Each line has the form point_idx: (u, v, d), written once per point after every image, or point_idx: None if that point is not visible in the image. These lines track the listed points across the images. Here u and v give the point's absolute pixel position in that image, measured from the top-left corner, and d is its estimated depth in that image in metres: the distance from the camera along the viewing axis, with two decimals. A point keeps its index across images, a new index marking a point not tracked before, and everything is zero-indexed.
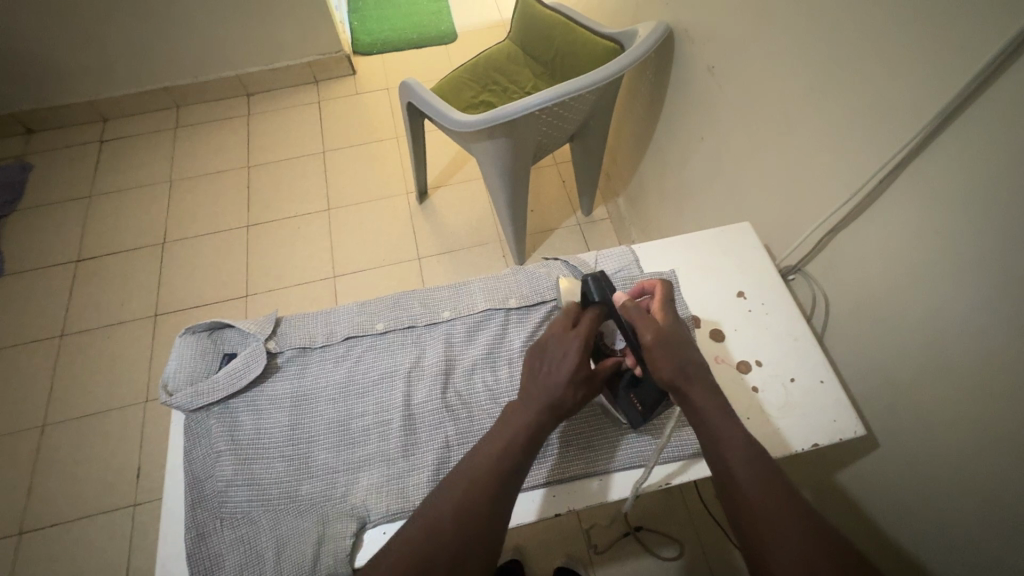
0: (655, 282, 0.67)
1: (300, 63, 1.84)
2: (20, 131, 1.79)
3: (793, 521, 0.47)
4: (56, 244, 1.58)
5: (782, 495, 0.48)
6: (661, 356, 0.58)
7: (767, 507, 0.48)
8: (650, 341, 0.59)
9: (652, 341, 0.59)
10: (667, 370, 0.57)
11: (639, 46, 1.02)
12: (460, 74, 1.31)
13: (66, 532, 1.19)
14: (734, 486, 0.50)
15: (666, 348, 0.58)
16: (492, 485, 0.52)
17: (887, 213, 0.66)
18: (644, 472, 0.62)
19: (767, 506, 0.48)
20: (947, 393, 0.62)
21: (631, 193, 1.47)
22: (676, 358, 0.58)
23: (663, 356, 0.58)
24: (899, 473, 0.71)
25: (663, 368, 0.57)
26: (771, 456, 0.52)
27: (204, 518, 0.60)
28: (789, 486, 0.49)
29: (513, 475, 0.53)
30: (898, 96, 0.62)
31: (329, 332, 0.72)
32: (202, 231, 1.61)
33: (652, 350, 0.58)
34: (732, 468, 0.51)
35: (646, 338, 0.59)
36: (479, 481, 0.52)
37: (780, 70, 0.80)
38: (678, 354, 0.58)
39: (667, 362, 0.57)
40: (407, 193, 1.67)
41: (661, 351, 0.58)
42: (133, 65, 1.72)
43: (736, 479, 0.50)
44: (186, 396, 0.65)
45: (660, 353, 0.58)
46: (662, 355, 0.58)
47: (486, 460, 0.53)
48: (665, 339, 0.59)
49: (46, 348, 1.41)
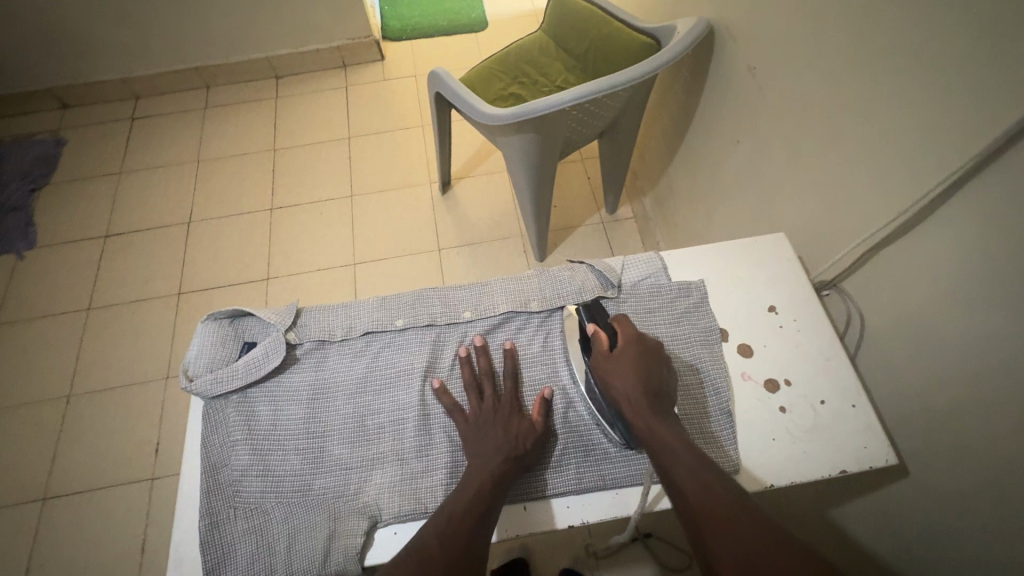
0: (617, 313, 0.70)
1: (329, 47, 1.83)
2: (56, 105, 1.82)
3: (740, 527, 0.48)
4: (86, 218, 1.61)
5: (720, 496, 0.50)
6: (617, 374, 0.61)
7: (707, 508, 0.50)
8: (605, 364, 0.63)
9: (605, 359, 0.63)
10: (618, 388, 0.60)
11: (678, 43, 0.99)
12: (490, 65, 1.29)
13: (86, 501, 1.22)
14: (683, 497, 0.52)
15: (617, 368, 0.62)
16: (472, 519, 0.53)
17: (939, 232, 0.62)
18: (643, 492, 0.61)
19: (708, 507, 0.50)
20: (990, 428, 0.58)
21: (658, 193, 1.44)
22: (625, 378, 0.61)
23: (617, 376, 0.61)
24: (925, 505, 0.68)
25: (615, 387, 0.61)
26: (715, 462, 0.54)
27: (218, 506, 0.60)
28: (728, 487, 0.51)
29: (491, 507, 0.55)
30: (964, 107, 0.57)
31: (348, 326, 0.71)
32: (227, 212, 1.62)
33: (604, 370, 0.63)
34: (686, 478, 0.52)
35: (601, 357, 0.64)
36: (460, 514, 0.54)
37: (830, 74, 0.76)
38: (629, 373, 0.61)
39: (621, 379, 0.61)
40: (430, 183, 1.65)
41: (615, 368, 0.62)
42: (167, 43, 1.73)
43: (678, 487, 0.52)
44: (205, 383, 0.65)
45: (613, 374, 0.62)
46: (615, 373, 0.62)
47: (466, 497, 0.55)
48: (618, 359, 0.63)
49: (75, 320, 1.45)
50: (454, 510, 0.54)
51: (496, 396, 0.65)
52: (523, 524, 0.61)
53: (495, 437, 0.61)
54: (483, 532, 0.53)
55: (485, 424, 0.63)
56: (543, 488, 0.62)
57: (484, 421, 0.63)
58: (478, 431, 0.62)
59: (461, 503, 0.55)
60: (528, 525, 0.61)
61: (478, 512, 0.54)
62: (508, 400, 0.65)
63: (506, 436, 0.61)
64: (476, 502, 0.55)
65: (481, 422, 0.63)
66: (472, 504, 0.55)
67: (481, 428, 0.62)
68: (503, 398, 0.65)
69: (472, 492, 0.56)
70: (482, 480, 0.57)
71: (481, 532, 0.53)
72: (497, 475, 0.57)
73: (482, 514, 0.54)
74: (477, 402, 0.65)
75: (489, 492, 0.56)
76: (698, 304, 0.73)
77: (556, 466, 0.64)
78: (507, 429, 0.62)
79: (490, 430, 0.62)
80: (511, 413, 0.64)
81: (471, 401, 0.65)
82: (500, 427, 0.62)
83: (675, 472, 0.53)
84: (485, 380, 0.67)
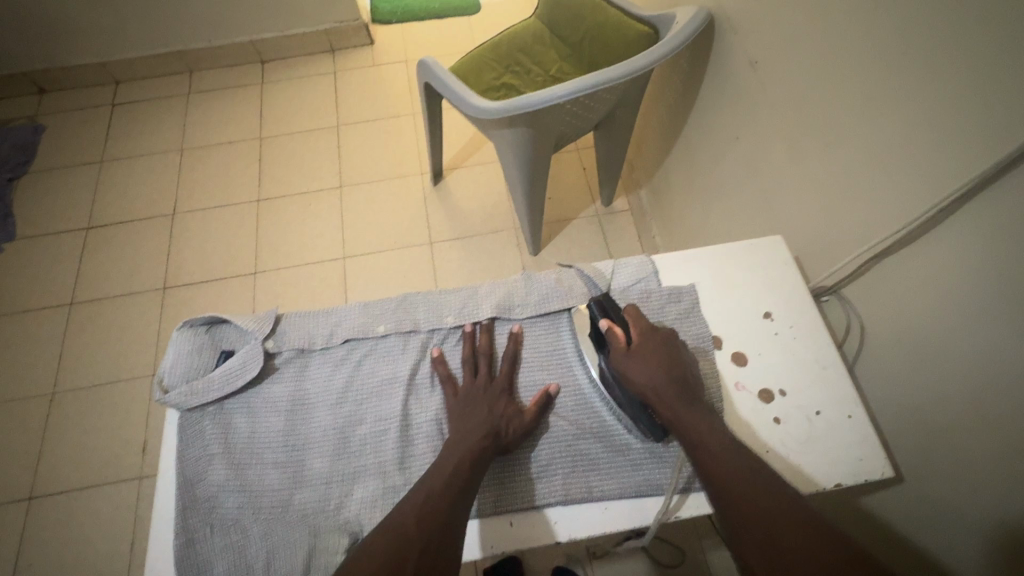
0: (627, 306, 0.67)
1: (316, 30, 1.77)
2: (33, 90, 1.76)
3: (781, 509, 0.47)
4: (66, 209, 1.56)
5: (758, 480, 0.49)
6: (636, 369, 0.60)
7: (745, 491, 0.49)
8: (626, 358, 0.61)
9: (622, 356, 0.62)
10: (641, 384, 0.59)
11: (677, 35, 0.95)
12: (482, 52, 1.23)
13: (73, 500, 1.21)
14: (715, 484, 0.51)
15: (638, 362, 0.61)
16: (449, 496, 0.53)
17: (947, 243, 0.60)
18: (667, 498, 0.59)
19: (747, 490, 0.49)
20: (986, 447, 0.56)
21: (655, 185, 1.41)
22: (648, 371, 0.60)
23: (639, 369, 0.60)
24: (911, 517, 0.67)
25: (637, 383, 0.60)
26: (748, 448, 0.53)
27: (194, 523, 0.58)
28: (764, 475, 0.50)
29: (468, 489, 0.54)
30: (978, 114, 0.54)
31: (329, 333, 0.69)
32: (212, 203, 1.58)
33: (625, 366, 0.61)
34: (718, 473, 0.51)
35: (619, 354, 0.62)
36: (435, 495, 0.53)
37: (834, 72, 0.72)
38: (651, 366, 0.60)
39: (641, 373, 0.60)
40: (422, 173, 1.61)
41: (635, 363, 0.61)
42: (147, 26, 1.67)
43: (715, 474, 0.51)
44: (180, 395, 0.63)
45: (634, 368, 0.60)
46: (637, 367, 0.60)
47: (442, 475, 0.54)
48: (637, 354, 0.61)
49: (57, 315, 1.42)
50: (434, 484, 0.54)
51: (486, 376, 0.65)
52: (508, 539, 0.59)
53: (484, 414, 0.61)
54: (460, 508, 0.53)
55: (465, 410, 0.62)
56: (524, 498, 0.60)
57: (467, 404, 0.62)
58: (462, 417, 0.61)
59: (441, 477, 0.54)
60: (515, 542, 0.59)
61: (458, 486, 0.54)
62: (501, 382, 0.65)
63: (489, 416, 0.60)
64: (454, 479, 0.54)
65: (472, 398, 0.63)
66: (452, 477, 0.54)
67: (470, 405, 0.62)
68: (497, 379, 0.65)
69: (452, 466, 0.55)
70: (464, 455, 0.56)
71: (459, 505, 0.53)
72: (476, 456, 0.57)
73: (463, 488, 0.54)
74: (461, 394, 0.64)
75: (470, 465, 0.56)
76: (690, 309, 0.71)
77: (535, 474, 0.62)
78: (494, 408, 0.61)
79: (479, 407, 0.62)
80: (502, 394, 0.64)
81: (465, 375, 0.66)
82: (489, 405, 0.62)
83: (705, 465, 0.52)
84: (482, 358, 0.67)
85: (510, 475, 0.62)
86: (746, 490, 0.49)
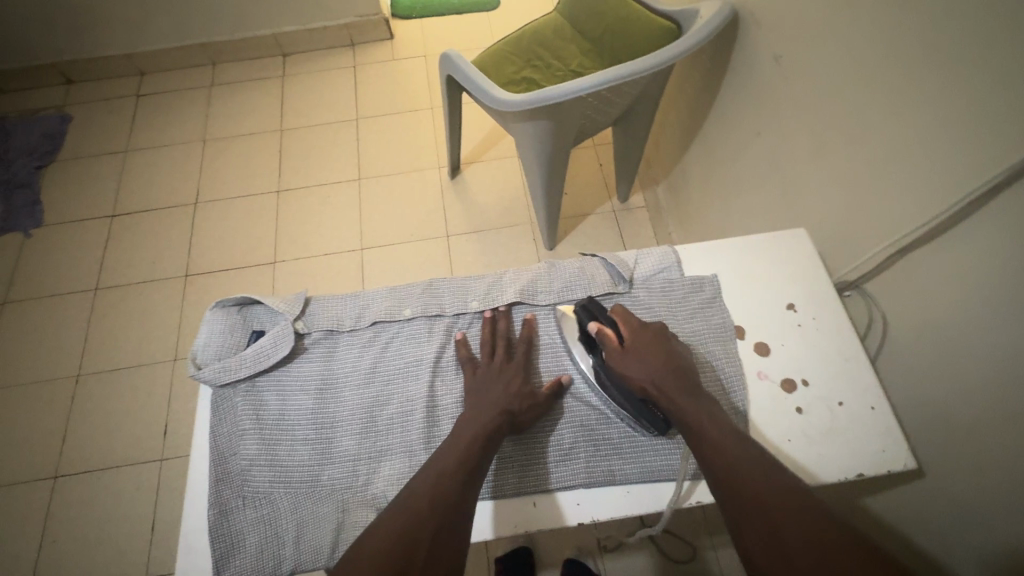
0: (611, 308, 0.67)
1: (336, 25, 1.79)
2: (60, 80, 1.80)
3: (788, 503, 0.47)
4: (92, 196, 1.60)
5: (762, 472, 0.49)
6: (633, 367, 0.60)
7: (750, 482, 0.49)
8: (622, 357, 0.62)
9: (618, 354, 0.62)
10: (640, 379, 0.60)
11: (701, 30, 0.95)
12: (503, 47, 1.24)
13: (97, 480, 1.23)
14: (717, 476, 0.51)
15: (634, 360, 0.61)
16: (463, 474, 0.54)
17: (971, 237, 0.60)
18: (677, 485, 0.60)
19: (752, 482, 0.49)
20: (1007, 441, 0.56)
21: (673, 182, 1.41)
22: (645, 367, 0.60)
23: (636, 366, 0.60)
24: (932, 511, 0.67)
25: (635, 379, 0.60)
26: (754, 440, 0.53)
27: (226, 495, 0.60)
28: (769, 465, 0.50)
29: (479, 468, 0.55)
30: (1004, 108, 0.54)
31: (357, 315, 0.71)
32: (232, 193, 1.60)
33: (621, 365, 0.61)
34: (726, 468, 0.50)
35: (614, 354, 0.62)
36: (449, 473, 0.53)
37: (859, 67, 0.73)
38: (647, 361, 0.60)
39: (638, 370, 0.60)
40: (439, 166, 1.63)
41: (631, 360, 0.61)
42: (172, 19, 1.70)
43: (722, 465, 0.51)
44: (214, 371, 0.65)
45: (631, 366, 0.61)
46: (634, 365, 0.61)
47: (456, 453, 0.55)
48: (631, 351, 0.62)
49: (83, 300, 1.45)
50: (448, 462, 0.55)
51: (507, 359, 0.66)
52: (530, 520, 0.60)
53: (500, 395, 0.62)
54: (473, 486, 0.54)
55: (483, 392, 0.63)
56: (545, 480, 0.61)
57: (486, 385, 0.63)
58: (477, 397, 0.62)
59: (456, 455, 0.55)
60: (537, 522, 0.60)
61: (472, 464, 0.55)
62: (521, 365, 0.66)
63: (506, 396, 0.61)
64: (469, 458, 0.55)
65: (490, 379, 0.64)
66: (466, 456, 0.55)
67: (488, 387, 0.63)
68: (518, 362, 0.66)
69: (467, 445, 0.56)
70: (478, 434, 0.57)
71: (472, 484, 0.54)
72: (490, 436, 0.57)
73: (476, 466, 0.55)
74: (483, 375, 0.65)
75: (484, 445, 0.57)
76: (711, 300, 0.72)
77: (552, 457, 0.63)
78: (511, 389, 0.62)
79: (496, 388, 0.62)
80: (521, 377, 0.64)
81: (490, 358, 0.67)
82: (505, 386, 0.63)
83: (709, 456, 0.52)
84: (507, 342, 0.68)
85: (530, 457, 0.63)
86: (765, 493, 0.48)
